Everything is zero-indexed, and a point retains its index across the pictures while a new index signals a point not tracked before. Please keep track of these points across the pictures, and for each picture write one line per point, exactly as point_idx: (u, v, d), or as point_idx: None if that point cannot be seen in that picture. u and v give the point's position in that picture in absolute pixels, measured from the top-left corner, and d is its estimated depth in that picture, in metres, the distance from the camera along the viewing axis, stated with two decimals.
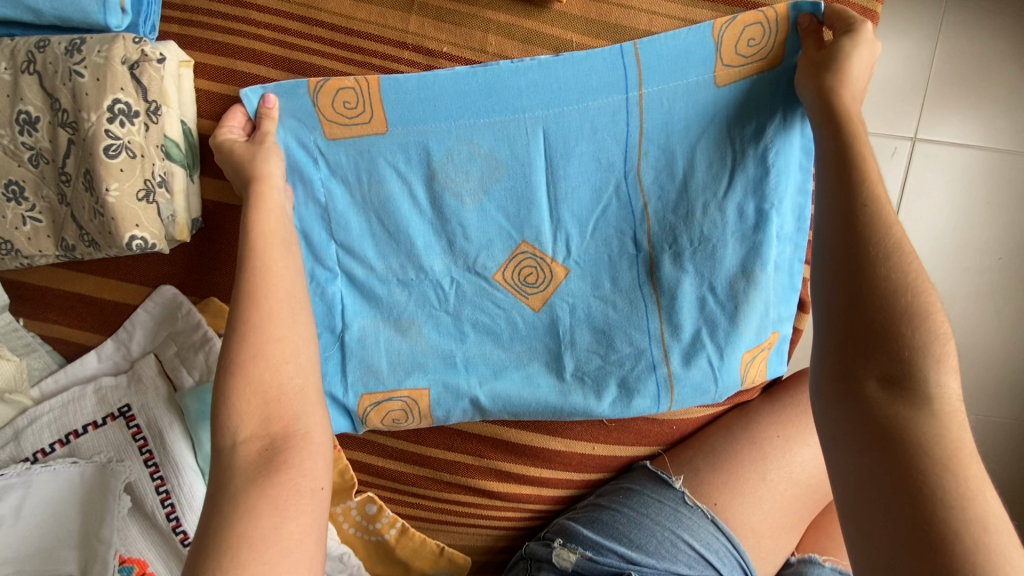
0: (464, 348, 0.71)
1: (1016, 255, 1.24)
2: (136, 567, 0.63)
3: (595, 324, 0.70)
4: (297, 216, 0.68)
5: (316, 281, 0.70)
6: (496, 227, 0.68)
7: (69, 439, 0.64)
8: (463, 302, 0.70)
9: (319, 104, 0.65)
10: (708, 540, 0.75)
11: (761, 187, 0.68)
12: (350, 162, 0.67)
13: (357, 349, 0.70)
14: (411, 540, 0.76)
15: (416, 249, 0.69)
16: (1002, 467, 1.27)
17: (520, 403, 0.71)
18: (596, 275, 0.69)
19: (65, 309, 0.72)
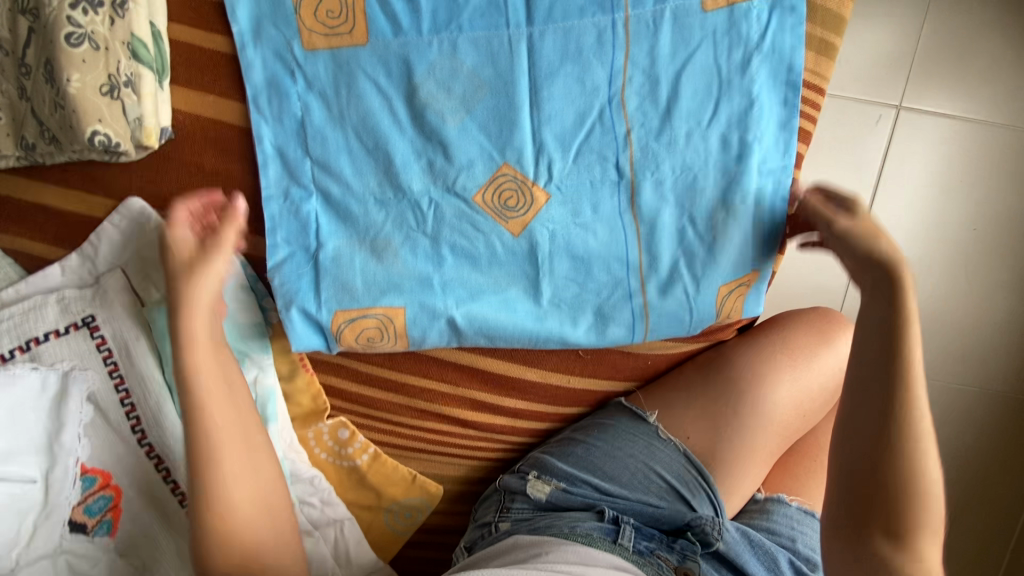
0: (442, 272, 0.69)
1: (984, 226, 1.29)
2: (98, 479, 0.62)
3: (574, 253, 0.69)
4: (270, 132, 0.66)
5: (289, 198, 0.68)
6: (478, 146, 0.67)
7: (30, 346, 0.62)
8: (441, 224, 0.69)
9: (301, 12, 0.63)
10: (679, 471, 0.78)
11: (744, 120, 0.67)
12: (328, 77, 0.65)
13: (331, 267, 0.68)
14: (383, 466, 0.76)
15: (394, 167, 0.67)
16: (950, 426, 1.37)
17: (497, 327, 0.71)
18: (576, 201, 0.68)
19: (27, 220, 0.69)
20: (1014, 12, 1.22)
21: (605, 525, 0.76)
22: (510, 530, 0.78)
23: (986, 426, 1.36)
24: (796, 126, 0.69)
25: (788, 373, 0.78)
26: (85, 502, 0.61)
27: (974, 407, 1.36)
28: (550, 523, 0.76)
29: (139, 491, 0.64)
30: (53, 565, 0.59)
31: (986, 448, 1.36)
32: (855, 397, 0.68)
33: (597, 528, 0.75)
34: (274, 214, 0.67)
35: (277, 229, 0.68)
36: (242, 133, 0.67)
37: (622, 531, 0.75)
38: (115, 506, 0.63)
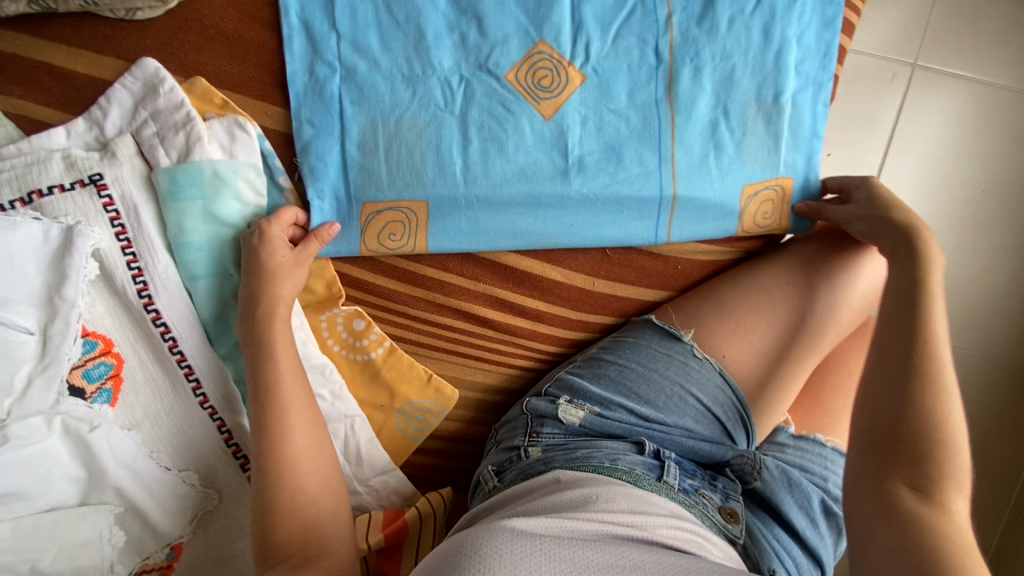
0: (466, 157, 0.65)
1: (999, 189, 1.27)
2: (99, 344, 0.58)
3: (607, 142, 0.67)
4: (296, 1, 0.63)
5: (314, 77, 0.64)
6: (516, 24, 0.64)
7: (32, 198, 0.58)
8: (470, 103, 0.65)
9: None
10: (715, 394, 0.75)
11: (788, 12, 0.66)
12: None
13: (356, 148, 0.64)
14: (399, 362, 0.74)
15: (425, 41, 0.63)
16: (971, 400, 1.29)
17: (522, 221, 0.68)
18: (612, 86, 0.66)
19: (31, 81, 0.65)
20: None
21: (647, 460, 0.69)
22: (542, 457, 0.70)
23: (1011, 401, 1.28)
24: (840, 23, 0.67)
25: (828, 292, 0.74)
26: (84, 366, 0.57)
27: (995, 377, 1.29)
28: (587, 454, 0.69)
29: (142, 363, 0.61)
30: (47, 425, 0.54)
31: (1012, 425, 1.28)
32: (878, 352, 0.63)
33: (639, 462, 0.69)
34: (299, 94, 0.64)
35: (301, 108, 0.64)
36: None
37: (666, 467, 0.69)
38: (116, 375, 0.59)
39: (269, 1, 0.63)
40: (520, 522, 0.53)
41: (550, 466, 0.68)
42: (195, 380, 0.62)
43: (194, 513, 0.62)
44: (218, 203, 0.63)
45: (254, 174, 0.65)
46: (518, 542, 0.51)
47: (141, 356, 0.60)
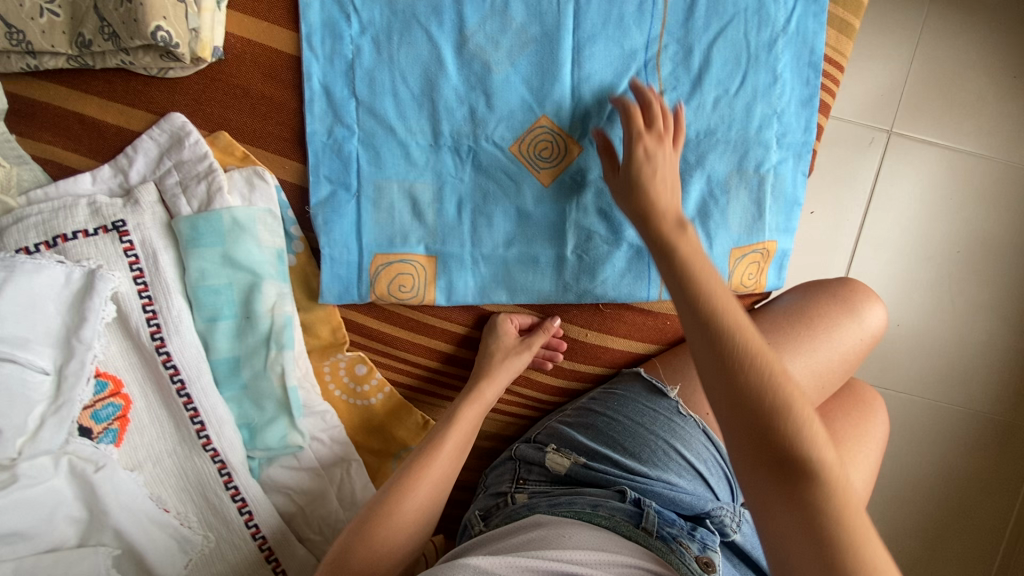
0: (473, 220, 0.71)
1: (973, 250, 1.33)
2: (109, 385, 0.60)
3: (602, 207, 0.72)
4: (319, 69, 0.68)
5: (333, 137, 0.68)
6: (521, 99, 0.69)
7: (57, 241, 0.61)
8: (477, 171, 0.70)
9: None
10: (699, 449, 0.77)
11: (769, 94, 0.71)
12: (382, 20, 0.67)
13: (371, 207, 0.69)
14: (398, 408, 0.75)
15: (436, 112, 0.69)
16: (953, 453, 1.33)
17: (522, 281, 0.72)
18: (608, 156, 0.71)
19: (62, 128, 0.69)
20: (996, 52, 1.31)
21: (628, 506, 0.69)
22: (528, 503, 0.74)
23: (988, 457, 1.31)
24: (817, 104, 0.73)
25: (817, 353, 0.75)
26: (93, 407, 0.59)
27: (973, 432, 1.32)
28: (570, 500, 0.71)
29: (150, 404, 0.63)
30: (53, 465, 0.55)
31: (988, 480, 1.31)
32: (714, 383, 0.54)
33: (619, 509, 0.69)
34: (317, 152, 0.68)
35: (319, 166, 0.68)
36: (287, 57, 0.68)
37: (646, 515, 0.67)
38: (123, 416, 0.61)
39: (294, 66, 0.68)
40: (479, 560, 0.56)
41: (533, 511, 0.72)
42: (200, 422, 0.63)
43: (189, 557, 0.62)
44: (234, 248, 0.66)
45: (270, 220, 0.68)
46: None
47: (148, 397, 0.62)
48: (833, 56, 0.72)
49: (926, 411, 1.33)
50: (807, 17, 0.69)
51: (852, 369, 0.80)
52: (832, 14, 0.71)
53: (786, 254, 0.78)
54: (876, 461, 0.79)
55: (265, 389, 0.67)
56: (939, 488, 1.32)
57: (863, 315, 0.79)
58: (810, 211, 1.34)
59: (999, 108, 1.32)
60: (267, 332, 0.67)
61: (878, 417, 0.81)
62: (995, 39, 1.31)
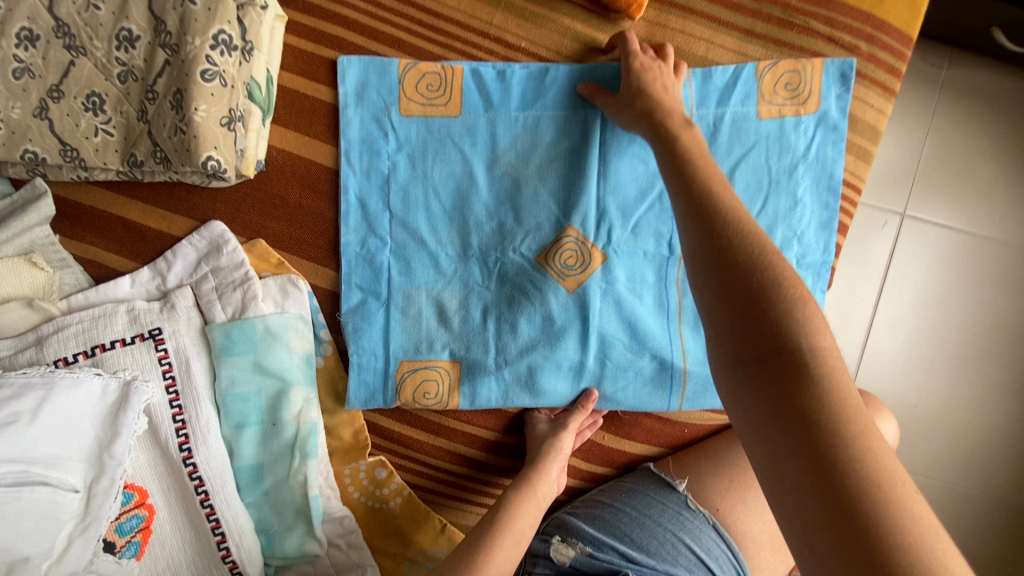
0: (498, 328, 0.72)
1: (990, 333, 1.32)
2: (135, 496, 0.61)
3: (625, 316, 0.73)
4: (355, 184, 0.71)
5: (365, 248, 0.71)
6: (548, 212, 0.72)
7: (94, 351, 0.63)
8: (502, 280, 0.72)
9: (403, 84, 0.71)
10: (709, 546, 0.76)
11: (790, 216, 0.73)
12: (418, 139, 0.71)
13: (400, 314, 0.71)
14: (415, 511, 0.75)
15: (465, 223, 0.72)
16: (969, 535, 1.31)
17: (545, 388, 0.73)
18: (632, 267, 0.73)
19: (106, 232, 0.72)
20: (1005, 141, 1.34)
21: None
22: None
23: (1006, 544, 1.30)
24: (836, 224, 0.74)
25: None
26: (118, 520, 0.59)
27: (989, 518, 1.31)
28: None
29: (172, 514, 0.63)
30: None
31: (1005, 566, 1.29)
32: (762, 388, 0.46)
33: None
34: (350, 262, 0.71)
35: (351, 275, 0.71)
36: (326, 171, 0.72)
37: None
38: (145, 527, 0.61)
39: (333, 178, 0.72)
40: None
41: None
42: (221, 533, 0.63)
43: None
44: (265, 355, 0.67)
45: (300, 326, 0.69)
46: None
47: (171, 507, 0.63)
48: (850, 179, 0.75)
49: (943, 494, 1.31)
50: (825, 144, 0.72)
51: None
52: (849, 141, 0.74)
53: None
54: None
55: (287, 496, 0.67)
56: None
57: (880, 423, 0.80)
58: None
59: (1012, 195, 1.33)
60: (293, 439, 0.67)
61: None
62: (1003, 128, 1.34)
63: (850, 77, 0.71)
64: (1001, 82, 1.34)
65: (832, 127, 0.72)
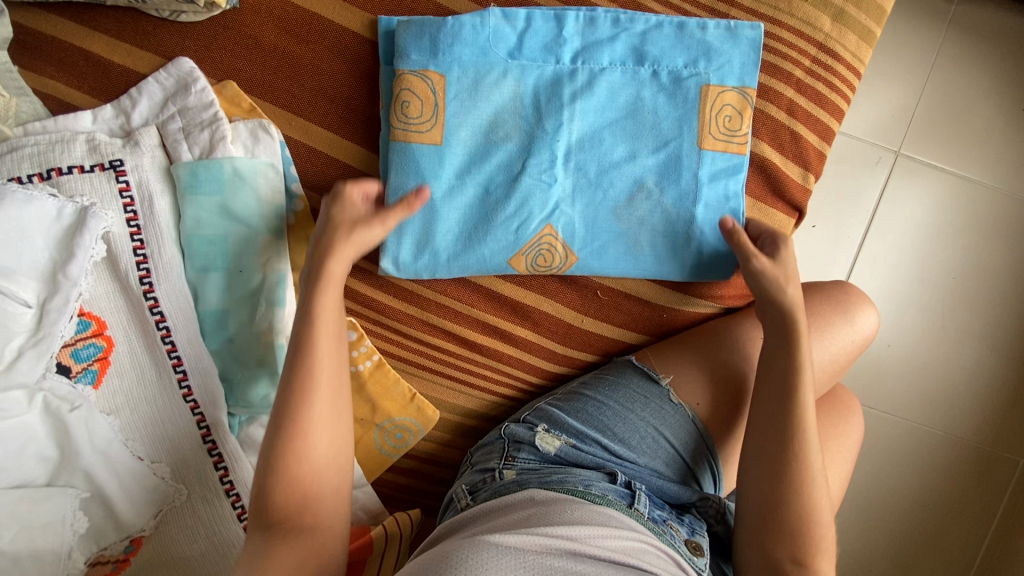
0: (528, 163, 0.68)
1: (971, 277, 1.23)
2: (92, 325, 0.59)
3: (551, 70, 0.67)
4: (591, 166, 0.69)
5: (529, 138, 0.68)
6: (608, 229, 0.71)
7: (50, 174, 0.60)
8: (546, 167, 0.69)
9: (557, 219, 0.70)
10: (687, 441, 0.74)
11: (567, 240, 0.71)
12: (595, 174, 0.70)
13: (518, 146, 0.68)
14: (385, 378, 0.75)
15: (543, 183, 0.69)
16: (919, 472, 1.25)
17: (487, 106, 0.67)
18: (634, 89, 0.68)
19: (67, 64, 0.67)
20: (1018, 75, 1.20)
21: (619, 487, 0.69)
22: (516, 479, 0.70)
23: (961, 482, 1.24)
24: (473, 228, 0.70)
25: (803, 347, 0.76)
26: (74, 346, 0.57)
27: (947, 455, 1.25)
28: (562, 477, 0.69)
29: (132, 349, 0.61)
30: (28, 400, 0.54)
31: (961, 507, 1.24)
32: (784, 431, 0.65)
33: (610, 490, 0.68)
34: (529, 138, 0.68)
35: (504, 123, 0.68)
36: (302, 10, 0.66)
37: (637, 496, 0.68)
38: (103, 358, 0.59)
39: (310, 20, 0.67)
40: (506, 538, 0.56)
41: (523, 487, 0.68)
42: (183, 371, 0.62)
43: (160, 506, 0.61)
44: (232, 199, 0.64)
45: (269, 174, 0.66)
46: (503, 562, 0.53)
47: (132, 341, 0.61)
48: (853, 62, 0.72)
49: (903, 430, 1.25)
50: (826, 16, 0.70)
51: (840, 376, 0.79)
52: (853, 18, 0.70)
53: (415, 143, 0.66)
54: (851, 462, 0.82)
55: (253, 344, 0.66)
56: (907, 509, 1.26)
57: (859, 318, 0.78)
58: (812, 225, 1.24)
59: (999, 144, 1.21)
60: (259, 287, 0.66)
61: (853, 422, 0.83)
62: (1021, 59, 1.20)
63: (676, 235, 0.72)
64: (1017, 16, 1.20)
65: (832, 2, 0.69)
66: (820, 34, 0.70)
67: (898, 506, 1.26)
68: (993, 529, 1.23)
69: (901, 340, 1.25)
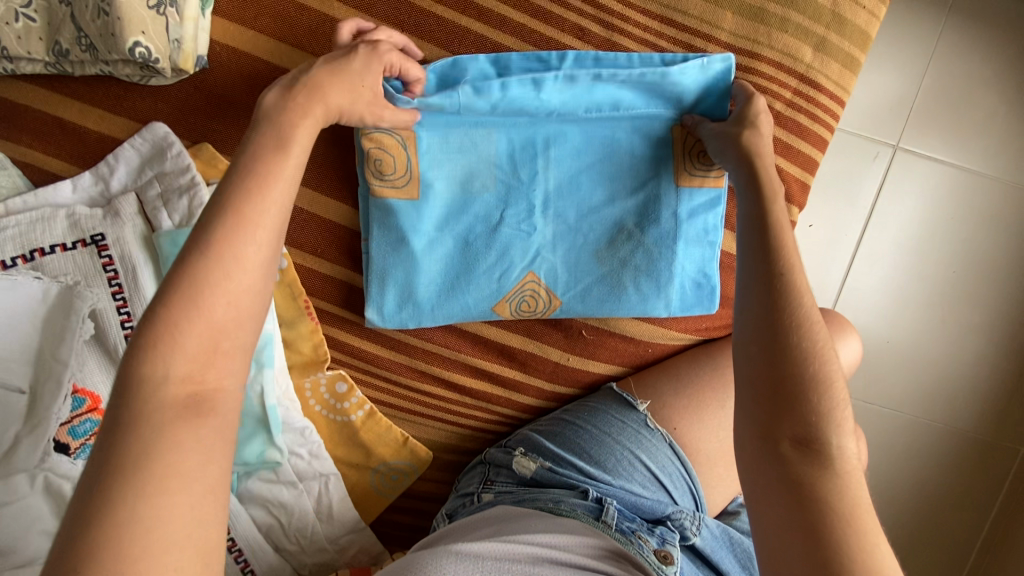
0: (505, 212, 0.68)
1: (973, 267, 1.16)
2: (87, 401, 0.60)
3: (521, 117, 0.66)
4: (572, 212, 0.69)
5: (504, 188, 0.68)
6: (591, 274, 0.71)
7: (32, 256, 0.61)
8: (525, 215, 0.68)
9: (538, 266, 0.70)
10: (664, 463, 0.74)
11: (550, 286, 0.71)
12: (575, 220, 0.69)
13: (495, 195, 0.68)
14: (376, 425, 0.77)
15: (522, 231, 0.69)
16: (918, 465, 1.22)
17: (460, 157, 0.66)
18: (608, 131, 0.67)
19: (42, 133, 0.67)
20: None
21: (589, 503, 0.69)
22: (493, 500, 0.73)
23: (961, 474, 1.21)
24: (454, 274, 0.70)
25: None
26: (71, 423, 0.59)
27: (947, 448, 1.21)
28: (534, 496, 0.71)
29: None
30: (29, 483, 0.56)
31: (960, 499, 1.21)
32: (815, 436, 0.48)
33: (580, 505, 0.69)
34: (506, 188, 0.68)
35: (478, 174, 0.67)
36: (271, 68, 0.65)
37: (606, 510, 0.68)
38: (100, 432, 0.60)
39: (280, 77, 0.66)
40: (470, 544, 0.58)
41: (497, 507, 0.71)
42: None
43: None
44: None
45: None
46: (461, 566, 0.55)
47: None
48: (836, 91, 0.71)
49: (903, 425, 1.21)
50: (808, 47, 0.68)
51: None
52: (836, 47, 0.69)
53: (389, 197, 0.66)
54: None
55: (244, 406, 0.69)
56: (904, 502, 1.23)
57: (841, 345, 0.79)
58: (810, 224, 1.18)
59: (1013, 133, 1.13)
60: None
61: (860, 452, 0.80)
62: None
63: (660, 274, 0.71)
64: None
65: (814, 32, 0.68)
66: (802, 65, 0.68)
67: (898, 503, 1.23)
68: (991, 520, 1.20)
69: (900, 334, 1.20)
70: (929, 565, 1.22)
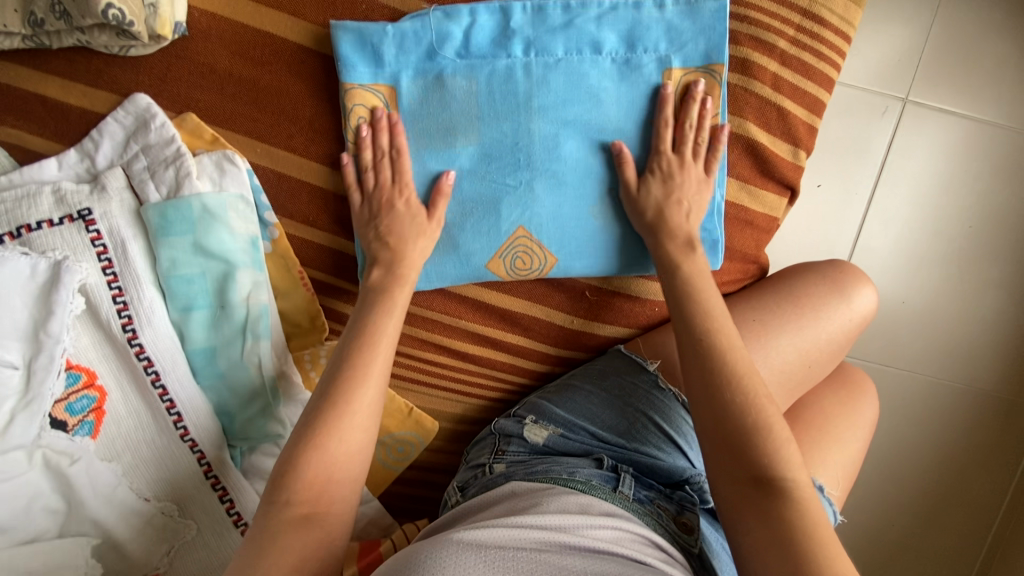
0: (491, 166, 0.66)
1: (991, 219, 1.12)
2: (82, 377, 0.60)
3: (502, 64, 0.63)
4: (563, 164, 0.66)
5: (489, 141, 0.65)
6: (585, 228, 0.69)
7: (20, 232, 0.60)
8: (512, 168, 0.66)
9: (530, 222, 0.68)
10: (680, 425, 0.72)
11: (543, 241, 0.68)
12: (566, 173, 0.67)
13: (481, 149, 0.65)
14: None
15: (510, 186, 0.66)
16: (937, 428, 1.19)
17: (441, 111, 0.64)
18: (596, 77, 0.64)
19: (25, 112, 0.66)
20: None
21: (605, 472, 0.67)
22: (505, 471, 0.70)
23: (983, 435, 1.17)
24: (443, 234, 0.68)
25: (795, 329, 0.74)
26: (67, 400, 0.59)
27: (968, 409, 1.18)
28: (547, 467, 0.68)
29: (124, 395, 0.63)
30: (27, 459, 0.56)
31: (982, 461, 1.18)
32: None
33: (596, 475, 0.67)
34: (491, 142, 0.65)
35: (460, 127, 0.64)
36: (252, 31, 0.63)
37: (623, 479, 0.66)
38: (98, 407, 0.61)
39: (262, 39, 0.63)
40: (470, 533, 0.54)
41: (510, 479, 0.68)
42: (177, 413, 0.64)
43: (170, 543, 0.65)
44: (204, 236, 0.64)
45: (241, 206, 0.66)
46: (465, 555, 0.51)
47: (122, 388, 0.62)
48: (842, 27, 0.67)
49: (921, 387, 1.18)
50: None
51: (841, 354, 0.78)
52: None
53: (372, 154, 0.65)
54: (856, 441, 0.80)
55: (243, 380, 0.68)
56: (925, 466, 1.19)
57: (855, 298, 0.77)
58: (817, 182, 1.13)
59: None
60: (244, 321, 0.66)
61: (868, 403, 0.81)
62: None
63: None
64: None
65: None
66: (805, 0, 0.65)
67: (918, 468, 1.20)
68: (1016, 481, 1.16)
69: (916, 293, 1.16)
70: (951, 528, 1.19)
